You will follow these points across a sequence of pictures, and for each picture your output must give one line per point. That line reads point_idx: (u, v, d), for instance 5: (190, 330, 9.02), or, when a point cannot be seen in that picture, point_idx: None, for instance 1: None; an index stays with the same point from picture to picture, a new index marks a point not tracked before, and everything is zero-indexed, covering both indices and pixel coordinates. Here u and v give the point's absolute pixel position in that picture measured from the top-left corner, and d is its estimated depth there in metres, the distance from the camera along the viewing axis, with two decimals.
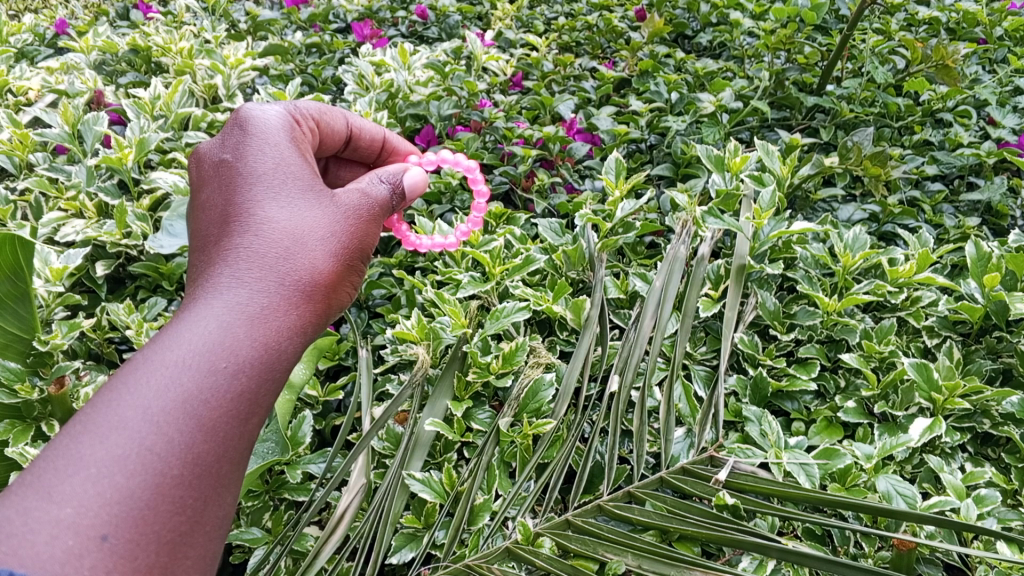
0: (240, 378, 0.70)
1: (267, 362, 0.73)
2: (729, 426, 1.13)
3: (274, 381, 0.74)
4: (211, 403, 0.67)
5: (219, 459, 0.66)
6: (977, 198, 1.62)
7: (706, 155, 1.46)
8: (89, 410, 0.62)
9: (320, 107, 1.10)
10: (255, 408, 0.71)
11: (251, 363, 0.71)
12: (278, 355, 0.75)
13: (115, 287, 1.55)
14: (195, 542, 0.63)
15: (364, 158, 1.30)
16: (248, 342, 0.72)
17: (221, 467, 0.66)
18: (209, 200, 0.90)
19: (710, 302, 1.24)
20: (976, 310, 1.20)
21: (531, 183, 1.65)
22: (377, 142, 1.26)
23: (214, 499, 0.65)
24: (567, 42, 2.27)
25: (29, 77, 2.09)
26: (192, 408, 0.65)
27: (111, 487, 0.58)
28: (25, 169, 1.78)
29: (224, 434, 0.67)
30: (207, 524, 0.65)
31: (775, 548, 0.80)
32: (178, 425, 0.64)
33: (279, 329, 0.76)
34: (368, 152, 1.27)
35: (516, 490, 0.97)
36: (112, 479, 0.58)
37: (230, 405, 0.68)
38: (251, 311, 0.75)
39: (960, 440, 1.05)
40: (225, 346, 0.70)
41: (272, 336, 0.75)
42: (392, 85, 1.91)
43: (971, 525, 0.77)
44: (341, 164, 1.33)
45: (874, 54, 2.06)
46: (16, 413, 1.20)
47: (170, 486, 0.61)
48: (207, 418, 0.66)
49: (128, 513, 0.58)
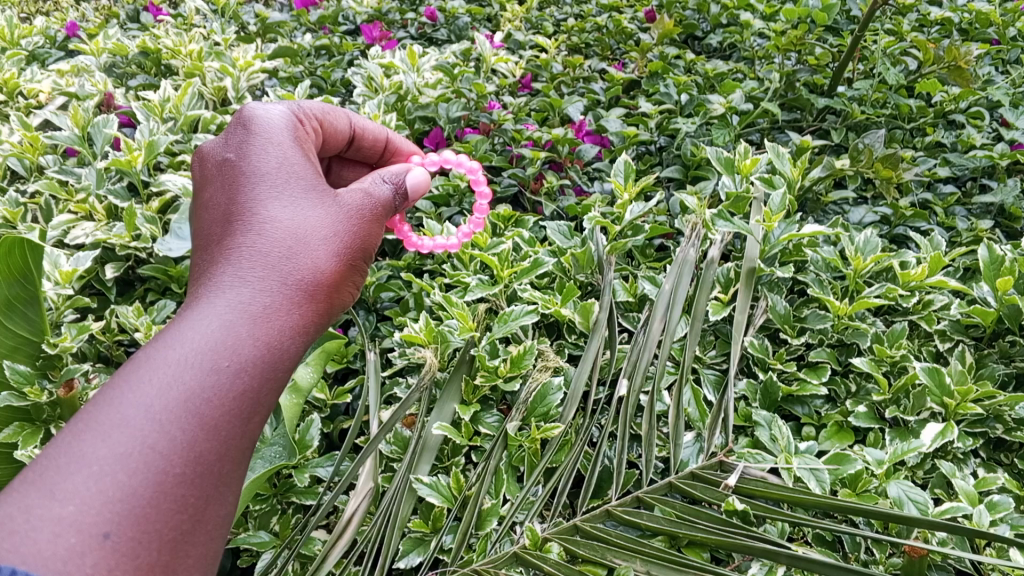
0: (243, 376, 0.70)
1: (269, 361, 0.73)
2: (739, 430, 1.12)
3: (276, 380, 0.74)
4: (213, 402, 0.67)
5: (221, 458, 0.66)
6: (990, 200, 1.61)
7: (717, 157, 1.44)
8: (92, 407, 0.62)
9: (324, 107, 1.09)
10: (257, 407, 0.71)
11: (253, 362, 0.71)
12: (280, 354, 0.75)
13: (125, 289, 1.56)
14: (196, 541, 0.63)
15: (367, 158, 1.30)
16: (250, 341, 0.72)
17: (223, 466, 0.66)
18: (212, 199, 0.91)
19: (720, 305, 1.23)
20: (989, 314, 1.18)
21: (540, 185, 1.64)
22: (380, 142, 1.26)
23: (216, 498, 0.65)
24: (577, 43, 2.26)
25: (41, 80, 2.11)
26: (194, 407, 0.65)
27: (113, 485, 0.58)
28: (36, 172, 1.80)
29: (225, 433, 0.67)
30: (210, 522, 0.65)
31: (785, 554, 0.79)
32: (180, 424, 0.64)
33: (281, 329, 0.76)
34: (371, 152, 1.27)
35: (523, 495, 0.96)
36: (114, 477, 0.58)
37: (232, 404, 0.68)
38: (253, 310, 0.75)
39: (973, 445, 1.03)
40: (227, 346, 0.70)
41: (274, 335, 0.75)
42: (401, 88, 1.92)
43: (983, 532, 0.76)
44: (344, 163, 1.33)
45: (885, 55, 2.04)
46: (25, 415, 1.21)
47: (172, 484, 0.61)
48: (210, 417, 0.66)
49: (129, 511, 0.58)
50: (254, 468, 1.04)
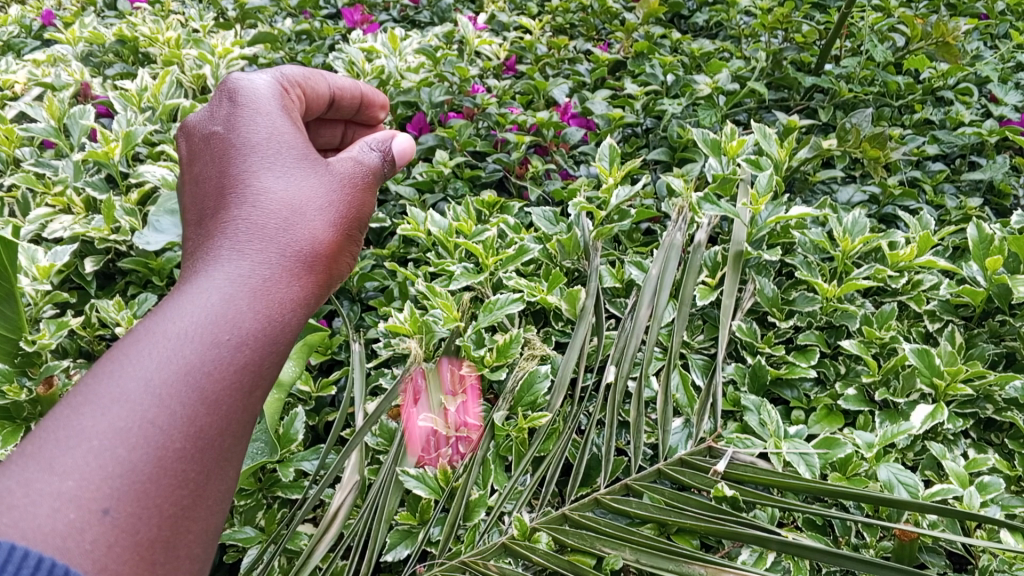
0: (244, 350, 0.65)
1: (272, 333, 0.68)
2: (728, 415, 1.10)
3: (279, 353, 0.69)
4: (213, 375, 0.61)
5: (221, 433, 0.61)
6: (979, 177, 1.59)
7: (702, 139, 1.42)
8: (88, 380, 0.57)
9: (304, 71, 1.06)
10: (259, 381, 0.66)
11: (254, 334, 0.66)
12: (282, 326, 0.70)
13: (105, 283, 1.52)
14: (197, 516, 0.58)
15: (344, 115, 1.26)
16: (251, 313, 0.67)
17: (224, 441, 0.61)
18: (202, 172, 0.85)
19: (707, 289, 1.21)
20: (978, 294, 1.17)
21: (525, 170, 1.62)
22: (356, 99, 1.22)
23: (217, 475, 0.60)
24: (562, 24, 2.22)
25: (15, 70, 2.05)
26: (194, 380, 0.60)
27: (113, 460, 0.53)
28: (12, 165, 1.75)
29: (227, 407, 0.61)
30: (210, 499, 0.59)
31: (776, 541, 0.79)
32: (181, 397, 0.58)
33: (282, 301, 0.70)
34: (348, 109, 1.23)
35: (512, 484, 0.95)
36: (113, 451, 0.53)
37: (233, 377, 0.63)
38: (253, 282, 0.70)
39: (964, 426, 1.03)
40: (228, 317, 0.65)
41: (275, 307, 0.69)
42: (383, 72, 1.87)
43: (973, 513, 0.76)
44: (320, 123, 1.28)
45: (873, 32, 2.02)
46: (4, 414, 1.19)
47: (172, 459, 0.56)
48: (210, 391, 0.61)
49: (129, 486, 0.53)
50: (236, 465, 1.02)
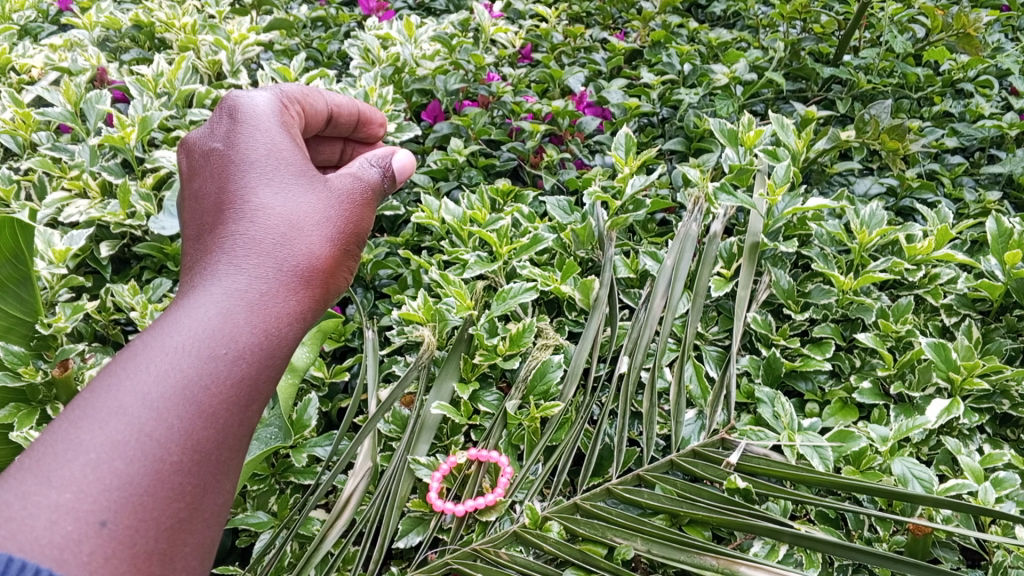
0: (241, 364, 0.65)
1: (268, 348, 0.68)
2: (741, 407, 1.10)
3: (276, 368, 0.69)
4: (211, 390, 0.61)
5: (219, 446, 0.61)
6: (999, 171, 1.56)
7: (719, 129, 1.40)
8: (86, 395, 0.57)
9: (302, 89, 1.04)
10: (256, 395, 0.66)
11: (251, 349, 0.66)
12: (279, 341, 0.70)
13: (120, 267, 1.54)
14: (194, 529, 0.58)
15: (342, 133, 1.24)
16: (248, 328, 0.67)
17: (221, 454, 0.61)
18: (201, 188, 0.85)
19: (722, 281, 1.20)
20: (996, 288, 1.15)
21: (540, 159, 1.61)
22: (353, 116, 1.19)
23: (215, 487, 0.60)
24: (578, 12, 2.20)
25: (32, 54, 2.05)
26: (191, 395, 0.60)
27: (111, 472, 0.53)
28: (29, 149, 1.76)
29: (224, 422, 0.62)
30: (207, 510, 0.59)
31: (788, 532, 0.79)
32: (179, 411, 0.59)
33: (279, 315, 0.70)
34: (346, 127, 1.21)
35: (524, 473, 0.97)
36: (112, 464, 0.53)
37: (231, 392, 0.63)
38: (250, 297, 0.70)
39: (979, 421, 1.02)
40: (225, 332, 0.65)
41: (272, 322, 0.69)
42: (398, 59, 1.86)
43: (989, 509, 0.75)
44: (318, 141, 1.25)
45: (892, 23, 1.99)
46: (21, 396, 1.20)
47: (169, 472, 0.56)
48: (208, 405, 0.61)
49: (127, 498, 0.53)
50: (251, 450, 1.02)
